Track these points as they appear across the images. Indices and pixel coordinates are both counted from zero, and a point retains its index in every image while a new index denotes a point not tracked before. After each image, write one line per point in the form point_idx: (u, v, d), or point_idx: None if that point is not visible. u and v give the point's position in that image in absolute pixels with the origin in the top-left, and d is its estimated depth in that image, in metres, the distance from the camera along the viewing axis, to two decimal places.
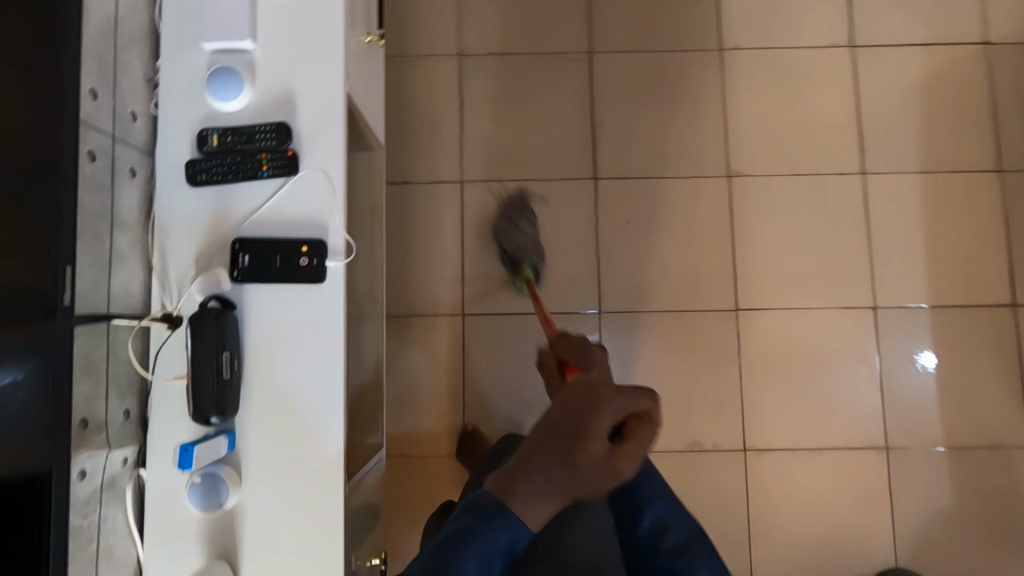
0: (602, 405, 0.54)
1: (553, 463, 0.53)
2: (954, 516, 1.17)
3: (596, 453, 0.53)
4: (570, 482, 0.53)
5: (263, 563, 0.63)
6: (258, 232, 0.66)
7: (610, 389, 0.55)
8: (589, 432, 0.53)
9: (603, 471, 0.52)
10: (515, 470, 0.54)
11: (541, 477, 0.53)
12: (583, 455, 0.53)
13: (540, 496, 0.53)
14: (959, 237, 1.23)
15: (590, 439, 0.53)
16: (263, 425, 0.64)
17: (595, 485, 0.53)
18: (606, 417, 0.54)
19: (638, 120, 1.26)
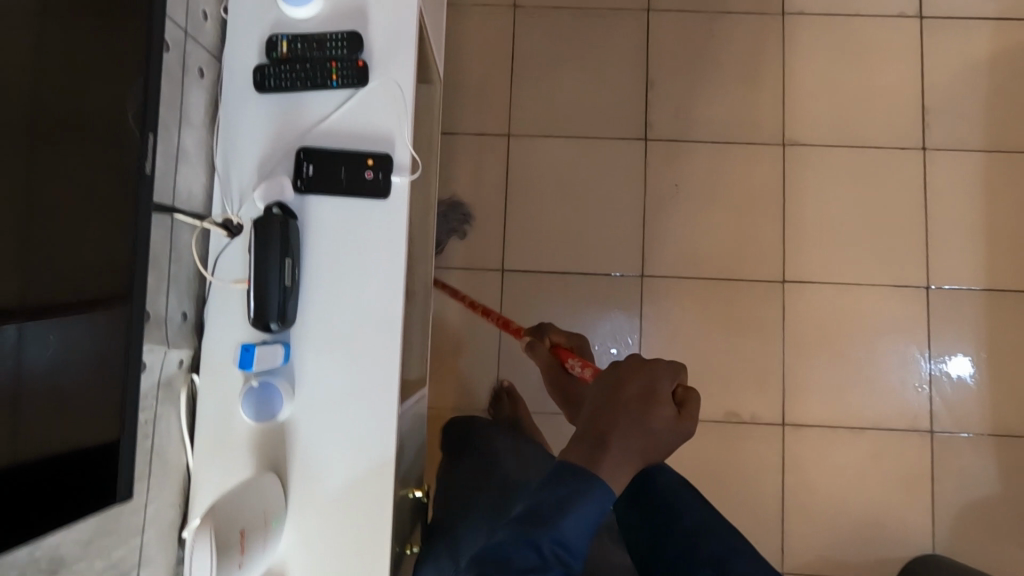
0: (658, 374, 0.61)
1: (629, 431, 0.58)
2: (999, 506, 1.13)
3: (665, 419, 0.59)
4: (644, 446, 0.58)
5: (313, 480, 0.62)
6: (324, 144, 0.64)
7: (661, 363, 0.62)
8: (655, 400, 0.59)
9: (670, 431, 0.59)
10: (595, 435, 0.58)
11: (624, 442, 0.57)
12: (656, 419, 0.58)
13: (624, 461, 0.57)
14: (1021, 220, 1.18)
15: (657, 405, 0.59)
16: (319, 339, 0.63)
17: (662, 447, 0.59)
18: (665, 386, 0.60)
19: (693, 82, 1.22)
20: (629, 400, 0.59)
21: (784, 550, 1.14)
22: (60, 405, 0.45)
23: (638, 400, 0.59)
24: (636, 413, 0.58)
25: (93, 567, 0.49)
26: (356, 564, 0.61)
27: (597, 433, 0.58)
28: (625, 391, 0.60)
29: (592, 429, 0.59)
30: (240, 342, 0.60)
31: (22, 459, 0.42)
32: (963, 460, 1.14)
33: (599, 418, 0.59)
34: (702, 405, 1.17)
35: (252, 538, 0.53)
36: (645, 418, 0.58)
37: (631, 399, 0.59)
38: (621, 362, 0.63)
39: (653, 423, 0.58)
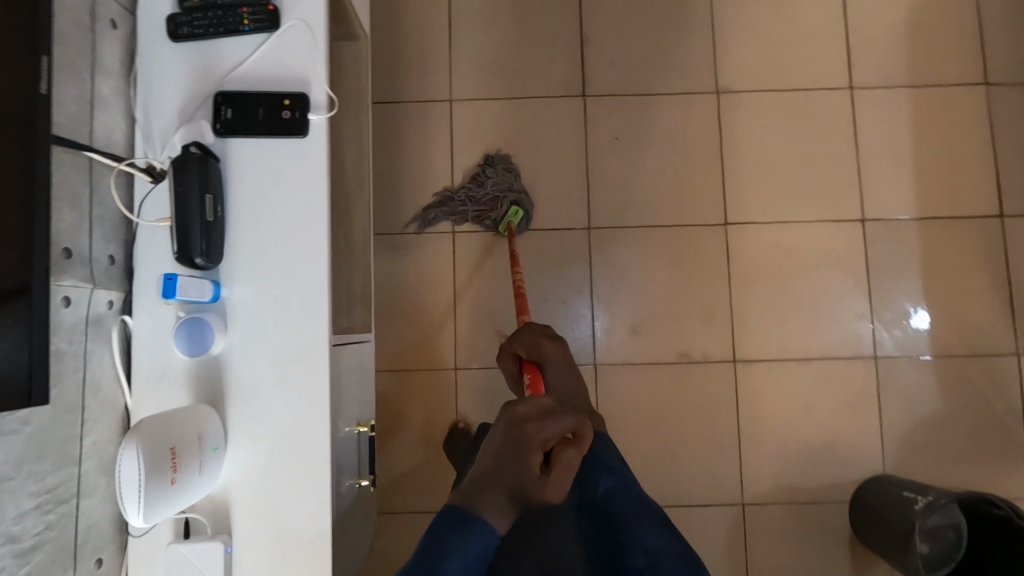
0: (537, 426, 0.63)
1: (501, 482, 0.62)
2: (941, 423, 1.18)
3: (535, 472, 0.62)
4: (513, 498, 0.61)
5: (249, 412, 0.63)
6: (240, 87, 0.66)
7: (546, 422, 0.63)
8: (527, 458, 0.62)
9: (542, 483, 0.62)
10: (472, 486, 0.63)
11: (496, 494, 0.62)
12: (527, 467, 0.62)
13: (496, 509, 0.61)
14: (947, 150, 1.23)
15: (530, 454, 0.62)
16: (248, 275, 0.64)
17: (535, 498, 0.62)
18: (537, 442, 0.62)
19: (627, 38, 1.26)
20: (506, 451, 0.63)
21: (742, 481, 1.18)
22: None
23: (511, 451, 0.63)
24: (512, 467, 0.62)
25: (24, 487, 0.51)
26: (298, 492, 0.63)
27: (473, 481, 0.63)
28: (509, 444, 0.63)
29: (472, 481, 0.63)
30: (163, 271, 0.62)
31: None
32: (906, 382, 1.19)
33: (480, 471, 0.63)
34: (655, 348, 1.20)
35: (186, 458, 0.55)
36: (517, 473, 0.62)
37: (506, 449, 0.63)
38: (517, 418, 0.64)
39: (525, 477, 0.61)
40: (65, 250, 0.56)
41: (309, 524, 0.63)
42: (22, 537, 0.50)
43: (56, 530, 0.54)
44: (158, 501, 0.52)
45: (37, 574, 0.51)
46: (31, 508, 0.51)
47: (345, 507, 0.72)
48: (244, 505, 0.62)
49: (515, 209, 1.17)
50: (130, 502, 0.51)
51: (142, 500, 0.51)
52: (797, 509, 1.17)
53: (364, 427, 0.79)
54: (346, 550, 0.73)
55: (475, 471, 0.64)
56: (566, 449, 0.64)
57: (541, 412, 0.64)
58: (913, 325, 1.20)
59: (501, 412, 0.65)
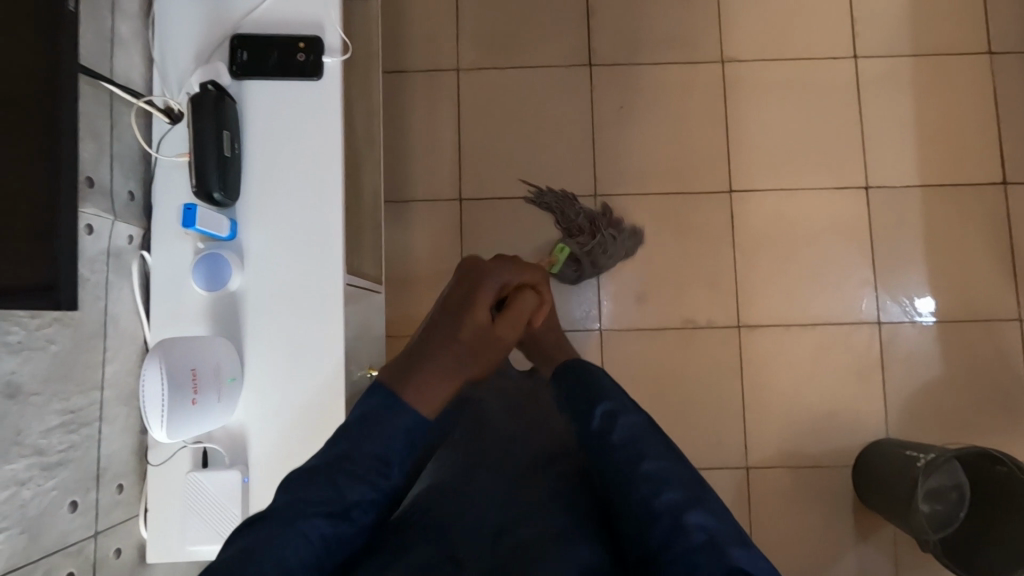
0: (486, 280, 0.75)
1: (443, 343, 0.69)
2: (944, 387, 1.19)
3: (472, 330, 0.71)
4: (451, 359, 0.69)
5: (264, 346, 0.65)
6: (256, 31, 0.67)
7: (489, 275, 0.75)
8: (466, 317, 0.71)
9: (481, 337, 0.71)
10: (414, 360, 0.67)
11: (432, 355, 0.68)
12: (469, 324, 0.71)
13: (433, 373, 0.67)
14: (951, 119, 1.24)
15: (476, 302, 0.72)
16: (264, 213, 0.66)
17: (473, 352, 0.70)
18: (482, 300, 0.73)
19: (632, 8, 1.27)
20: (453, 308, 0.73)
21: (747, 445, 1.19)
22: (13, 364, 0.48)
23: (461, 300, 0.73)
24: (456, 325, 0.71)
25: (50, 405, 0.52)
26: (312, 423, 0.64)
27: (418, 345, 0.70)
28: (460, 305, 0.72)
29: (418, 344, 0.70)
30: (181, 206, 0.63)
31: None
32: (909, 348, 1.20)
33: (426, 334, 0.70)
34: (660, 313, 1.21)
35: (206, 381, 0.57)
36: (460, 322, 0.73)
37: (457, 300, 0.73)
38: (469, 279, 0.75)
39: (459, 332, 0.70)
40: (87, 181, 0.58)
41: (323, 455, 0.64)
42: (50, 451, 0.52)
43: (79, 450, 0.55)
44: (180, 419, 0.54)
45: (63, 489, 0.53)
46: (58, 425, 0.53)
47: None
48: (260, 437, 0.64)
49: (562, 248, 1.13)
50: (154, 418, 0.53)
51: (166, 416, 0.52)
52: (801, 473, 1.18)
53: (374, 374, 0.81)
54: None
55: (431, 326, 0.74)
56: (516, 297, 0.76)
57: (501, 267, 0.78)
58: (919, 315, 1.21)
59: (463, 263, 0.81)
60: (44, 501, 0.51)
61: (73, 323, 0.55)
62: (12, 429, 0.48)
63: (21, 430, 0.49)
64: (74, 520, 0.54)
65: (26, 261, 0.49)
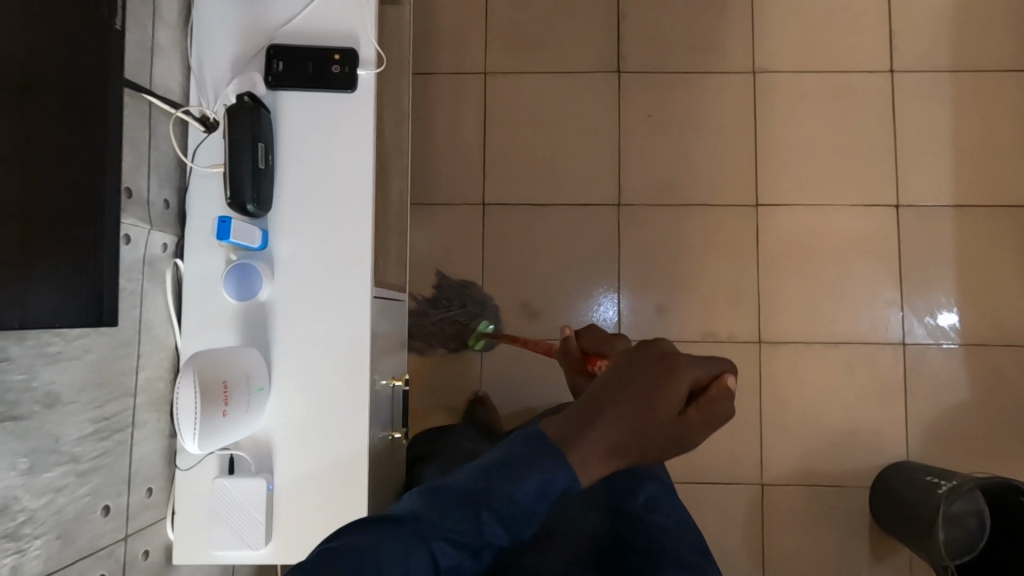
0: (681, 372, 0.47)
1: (626, 426, 0.45)
2: (968, 412, 1.17)
3: (666, 416, 0.45)
4: (632, 436, 0.45)
5: (290, 357, 0.65)
6: (292, 42, 0.68)
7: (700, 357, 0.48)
8: (658, 396, 0.45)
9: (662, 431, 0.45)
10: (575, 426, 0.45)
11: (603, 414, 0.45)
12: (647, 417, 0.45)
13: (602, 448, 0.44)
14: (988, 137, 1.21)
15: (667, 389, 0.46)
16: (294, 224, 0.66)
17: (637, 446, 0.45)
18: (678, 388, 0.46)
19: (664, 16, 1.25)
20: (644, 379, 0.47)
21: (763, 461, 1.18)
22: (47, 378, 0.50)
23: (649, 372, 0.47)
24: (647, 405, 0.45)
25: (85, 412, 0.54)
26: (336, 436, 0.65)
27: (582, 411, 0.46)
28: (665, 385, 0.46)
29: (588, 410, 0.46)
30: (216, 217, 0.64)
31: (20, 423, 0.48)
32: (933, 371, 1.18)
33: (607, 408, 0.46)
34: (681, 326, 1.20)
35: (236, 395, 0.57)
36: (632, 415, 0.45)
37: (643, 373, 0.47)
38: (673, 358, 0.48)
39: (643, 424, 0.45)
40: (126, 192, 0.59)
41: (346, 468, 0.65)
42: (85, 458, 0.54)
43: (111, 455, 0.57)
44: (209, 434, 0.55)
45: (96, 494, 0.55)
46: (93, 433, 0.55)
47: (376, 455, 0.74)
48: (285, 446, 0.65)
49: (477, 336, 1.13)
50: (184, 431, 0.54)
51: (196, 431, 0.53)
52: (817, 492, 1.17)
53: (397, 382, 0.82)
54: (379, 496, 0.76)
55: (609, 383, 0.47)
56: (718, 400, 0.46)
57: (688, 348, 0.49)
58: (940, 317, 1.19)
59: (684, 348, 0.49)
60: (77, 506, 0.53)
61: (108, 332, 0.57)
62: (48, 436, 0.50)
63: (53, 440, 0.51)
64: (105, 523, 0.56)
65: (64, 276, 0.50)
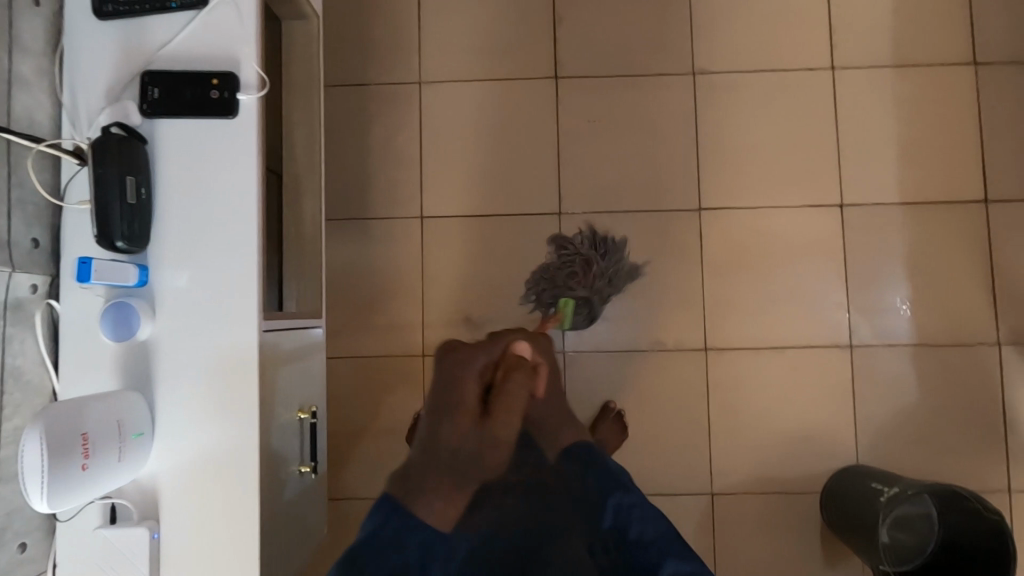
0: (466, 369, 0.73)
1: (454, 430, 0.68)
2: (919, 413, 1.15)
3: (469, 412, 0.69)
4: (463, 438, 0.67)
5: (175, 398, 0.63)
6: (168, 67, 0.64)
7: (473, 354, 0.75)
8: (460, 390, 0.70)
9: (473, 425, 0.68)
10: (424, 459, 0.67)
11: (439, 465, 0.66)
12: (460, 417, 0.68)
13: (447, 473, 0.65)
14: (932, 132, 1.19)
15: (463, 386, 0.71)
16: (175, 260, 0.63)
17: (472, 447, 0.67)
18: (471, 381, 0.71)
19: (600, 18, 1.22)
20: (446, 390, 0.72)
21: (713, 470, 1.16)
22: None
23: (449, 384, 0.72)
24: (457, 409, 0.69)
25: None
26: (226, 480, 0.62)
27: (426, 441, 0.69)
28: (461, 390, 0.71)
29: (431, 438, 0.69)
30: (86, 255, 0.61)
31: None
32: (883, 372, 1.16)
33: (438, 429, 0.69)
34: (628, 335, 1.17)
35: (101, 446, 0.55)
36: (455, 424, 0.68)
37: (446, 387, 0.72)
38: (457, 361, 0.74)
39: (466, 425, 0.68)
40: None
41: (238, 514, 0.62)
42: None
43: None
44: (65, 488, 0.52)
45: None
46: None
47: (280, 492, 0.72)
48: (171, 492, 0.62)
49: (567, 304, 1.09)
50: (34, 490, 0.51)
51: (44, 488, 0.51)
52: (769, 499, 1.15)
53: (304, 415, 0.79)
54: (289, 525, 0.75)
55: (433, 403, 0.72)
56: (504, 374, 0.72)
57: (472, 352, 0.75)
58: (889, 318, 1.16)
59: (456, 352, 0.76)
60: None
61: None
62: None
63: None
64: None
65: None
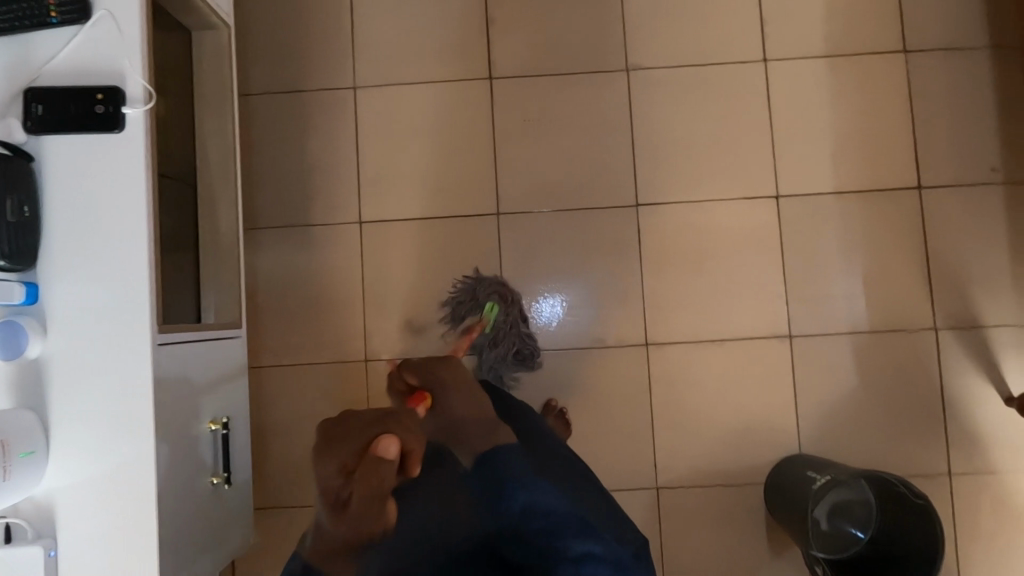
0: (338, 440, 0.64)
1: (329, 506, 0.59)
2: (860, 400, 1.16)
3: (338, 483, 0.60)
4: (338, 516, 0.58)
5: (68, 400, 0.67)
6: (53, 83, 0.69)
7: (346, 425, 0.65)
8: (329, 462, 0.62)
9: (343, 501, 0.59)
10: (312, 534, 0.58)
11: (327, 543, 0.57)
12: (333, 491, 0.60)
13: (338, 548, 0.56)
14: (864, 121, 1.20)
15: (330, 460, 0.62)
16: (66, 277, 0.68)
17: (347, 521, 0.58)
18: (339, 456, 0.62)
19: (532, 18, 1.22)
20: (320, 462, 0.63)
21: (657, 464, 1.16)
22: None
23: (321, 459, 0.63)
24: (334, 481, 0.60)
25: None
26: (120, 484, 0.67)
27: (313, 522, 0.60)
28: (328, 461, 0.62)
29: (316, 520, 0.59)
30: None
31: None
32: (822, 361, 1.17)
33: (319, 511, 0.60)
34: (568, 333, 1.18)
35: None
36: (329, 496, 0.59)
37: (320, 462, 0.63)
38: (327, 432, 0.65)
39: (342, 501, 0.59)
40: None
41: (132, 515, 0.67)
42: None
43: None
44: None
45: None
46: None
47: (187, 499, 0.74)
48: (66, 494, 0.67)
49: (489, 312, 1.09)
50: None
51: None
52: (713, 492, 1.16)
53: (213, 427, 0.80)
54: (201, 534, 0.77)
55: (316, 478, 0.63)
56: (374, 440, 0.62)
57: (344, 426, 0.65)
58: (826, 307, 1.17)
59: (329, 421, 0.66)
60: None
61: None
62: None
63: None
64: None
65: None
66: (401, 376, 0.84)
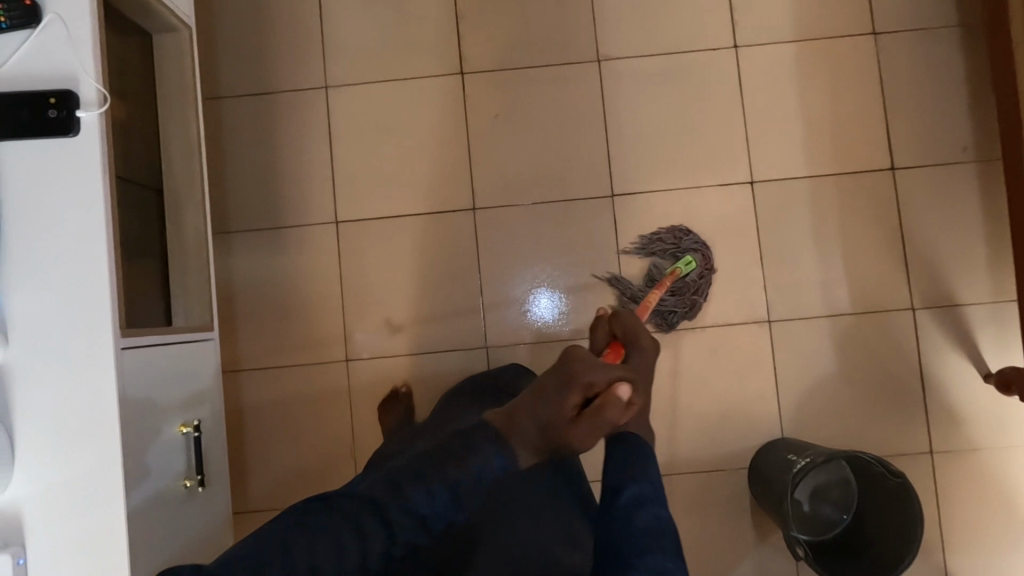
0: (591, 375, 0.72)
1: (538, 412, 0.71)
2: (839, 383, 1.17)
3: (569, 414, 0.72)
4: (551, 425, 0.71)
5: (30, 406, 0.68)
6: (6, 89, 0.69)
7: (592, 369, 0.73)
8: (567, 388, 0.72)
9: (563, 422, 0.71)
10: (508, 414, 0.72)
11: (528, 436, 0.71)
12: (563, 408, 0.71)
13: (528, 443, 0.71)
14: (836, 104, 1.20)
15: (569, 391, 0.72)
16: (24, 284, 0.68)
17: (549, 430, 0.71)
18: (578, 390, 0.72)
19: (502, 11, 1.22)
20: (550, 383, 0.73)
21: None
22: None
23: (557, 380, 0.73)
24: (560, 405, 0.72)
25: None
26: (87, 486, 0.68)
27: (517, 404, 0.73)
28: (569, 392, 0.72)
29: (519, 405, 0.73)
30: None
31: None
32: (801, 344, 1.17)
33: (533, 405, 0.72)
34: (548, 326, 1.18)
35: None
36: (554, 409, 0.71)
37: (553, 379, 0.73)
38: (573, 365, 0.73)
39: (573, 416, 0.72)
40: None
41: (100, 517, 0.68)
42: None
43: None
44: None
45: None
46: None
47: (159, 502, 0.75)
48: (31, 500, 0.68)
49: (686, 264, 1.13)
50: None
51: None
52: (697, 478, 1.16)
53: (184, 429, 0.80)
54: (174, 537, 0.78)
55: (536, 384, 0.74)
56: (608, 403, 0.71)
57: (594, 365, 0.73)
58: (803, 291, 1.18)
59: (578, 348, 0.76)
60: None
61: None
62: None
63: None
64: None
65: None
66: (607, 325, 0.88)
